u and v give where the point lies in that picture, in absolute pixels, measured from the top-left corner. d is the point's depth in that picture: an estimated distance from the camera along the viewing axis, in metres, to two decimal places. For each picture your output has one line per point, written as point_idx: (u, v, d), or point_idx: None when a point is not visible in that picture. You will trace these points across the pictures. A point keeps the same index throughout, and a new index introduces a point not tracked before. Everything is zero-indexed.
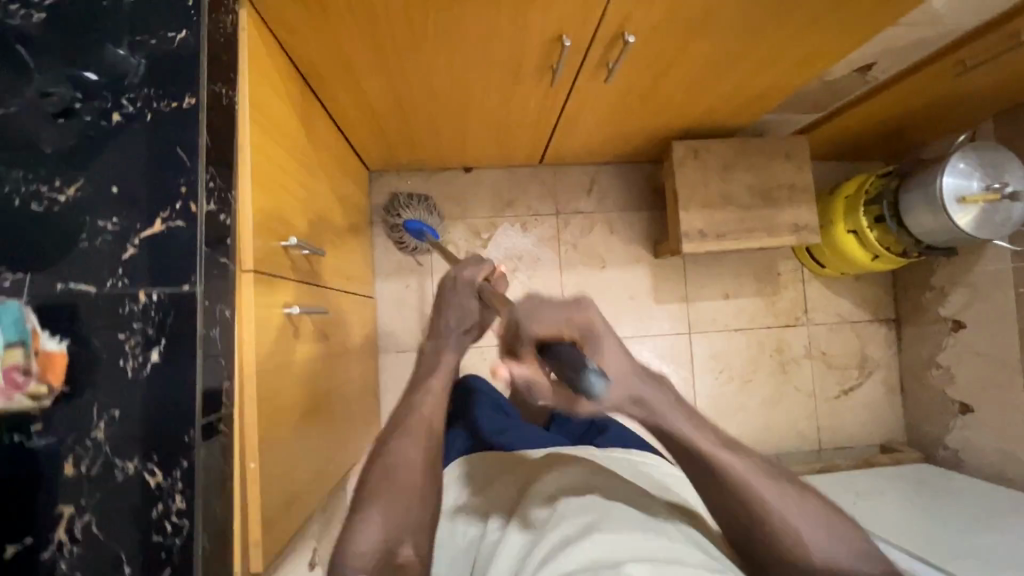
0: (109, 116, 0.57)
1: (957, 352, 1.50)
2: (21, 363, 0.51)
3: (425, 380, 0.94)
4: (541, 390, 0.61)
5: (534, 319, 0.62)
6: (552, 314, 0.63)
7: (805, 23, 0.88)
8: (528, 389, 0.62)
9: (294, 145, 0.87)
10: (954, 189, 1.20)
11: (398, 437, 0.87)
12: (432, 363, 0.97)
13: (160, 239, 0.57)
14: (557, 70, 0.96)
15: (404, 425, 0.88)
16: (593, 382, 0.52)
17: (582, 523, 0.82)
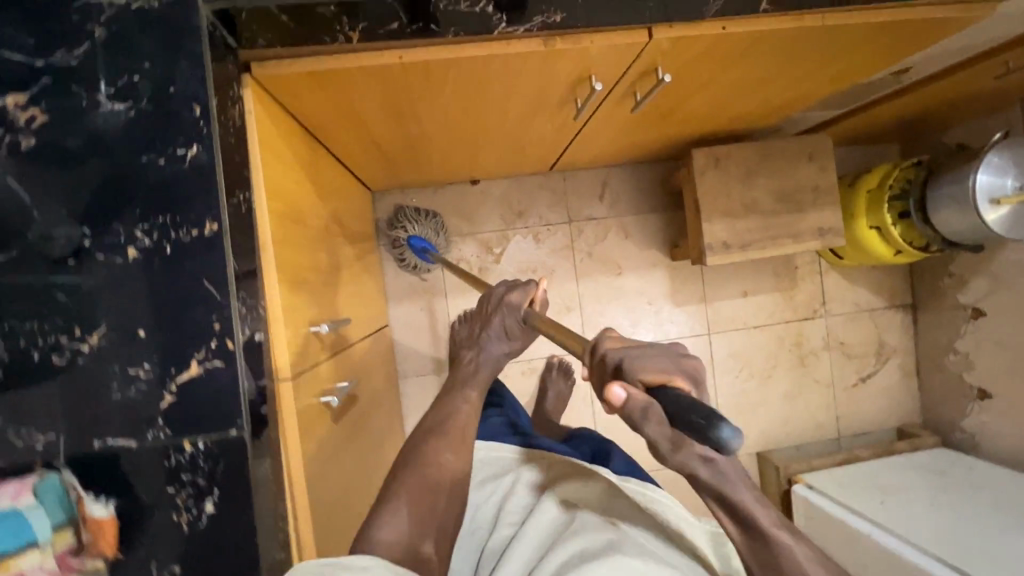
0: (123, 251, 0.51)
1: (975, 339, 1.50)
2: (73, 543, 0.52)
3: (458, 390, 0.83)
4: (655, 424, 0.43)
5: (651, 356, 0.46)
6: (666, 356, 0.46)
7: (850, 47, 0.82)
8: (636, 419, 0.44)
9: (308, 215, 0.81)
10: (987, 188, 1.17)
11: (423, 443, 0.75)
12: (470, 374, 0.85)
13: (198, 382, 0.52)
14: (582, 106, 0.88)
15: (438, 428, 0.77)
16: (724, 431, 0.37)
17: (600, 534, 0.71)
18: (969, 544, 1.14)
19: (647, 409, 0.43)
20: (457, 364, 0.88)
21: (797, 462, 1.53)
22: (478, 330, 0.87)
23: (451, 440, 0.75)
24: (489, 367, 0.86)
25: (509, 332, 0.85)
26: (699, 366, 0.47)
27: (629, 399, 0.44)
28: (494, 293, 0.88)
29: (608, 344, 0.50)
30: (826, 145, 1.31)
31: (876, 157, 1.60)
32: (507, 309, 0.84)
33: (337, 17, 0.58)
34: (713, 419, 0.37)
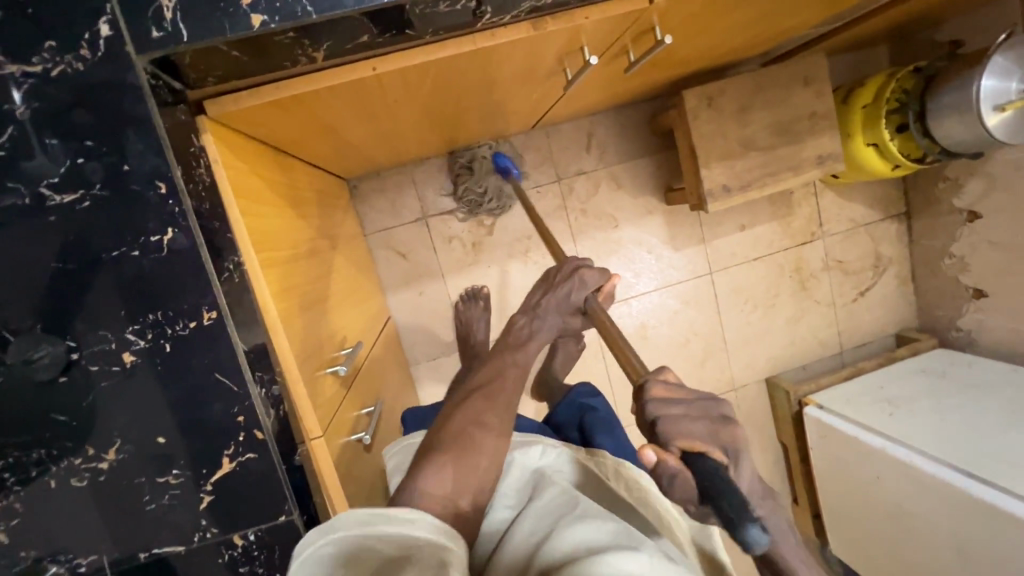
0: (119, 359, 0.47)
1: (969, 241, 1.52)
2: None
3: (507, 351, 0.74)
4: (678, 488, 0.42)
5: (689, 420, 0.44)
6: (701, 421, 0.45)
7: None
8: (664, 484, 0.43)
9: (294, 246, 0.75)
10: (989, 94, 1.13)
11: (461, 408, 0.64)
12: (522, 339, 0.77)
13: (235, 477, 0.50)
14: (571, 77, 0.81)
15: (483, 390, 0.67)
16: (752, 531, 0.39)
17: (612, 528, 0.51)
18: (975, 447, 1.20)
19: (676, 476, 0.42)
20: (507, 330, 0.79)
21: (806, 384, 1.58)
22: (537, 299, 0.83)
23: (496, 403, 0.65)
24: (540, 338, 0.78)
25: (570, 307, 0.82)
26: (734, 435, 0.45)
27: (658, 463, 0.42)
28: (564, 265, 0.87)
29: (653, 389, 0.46)
30: (820, 65, 1.24)
31: (866, 65, 1.52)
32: (577, 280, 0.83)
33: (297, 41, 0.49)
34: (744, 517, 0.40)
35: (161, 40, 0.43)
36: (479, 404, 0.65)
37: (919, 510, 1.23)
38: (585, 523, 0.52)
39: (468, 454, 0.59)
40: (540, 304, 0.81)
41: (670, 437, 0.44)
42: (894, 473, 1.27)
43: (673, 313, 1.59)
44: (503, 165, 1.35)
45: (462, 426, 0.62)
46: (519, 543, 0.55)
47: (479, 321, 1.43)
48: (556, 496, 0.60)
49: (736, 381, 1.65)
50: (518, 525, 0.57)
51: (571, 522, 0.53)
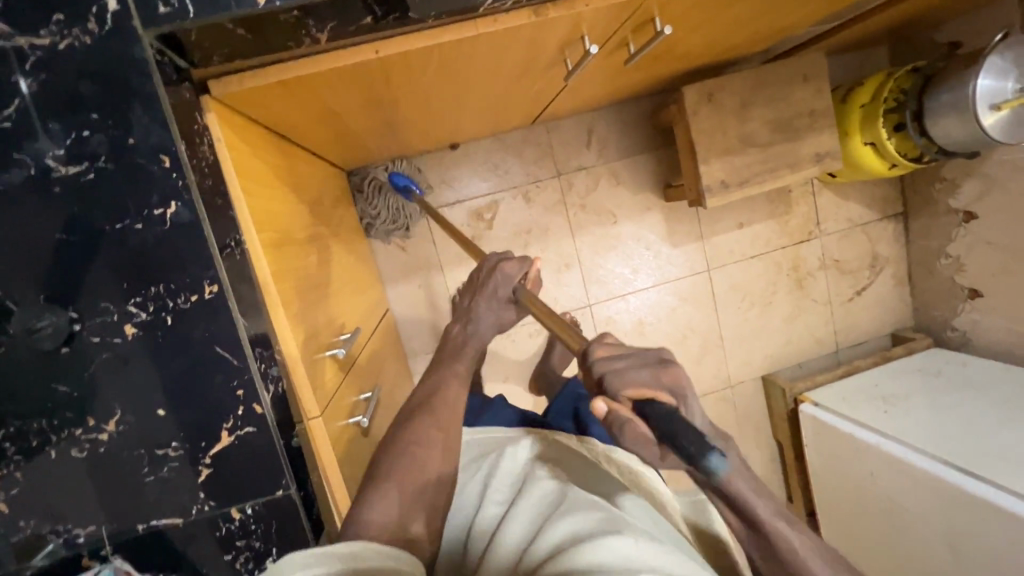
0: (121, 330, 0.47)
1: (966, 241, 1.53)
2: None
3: (446, 362, 0.75)
4: (633, 439, 0.42)
5: (631, 368, 0.44)
6: (645, 368, 0.44)
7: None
8: (617, 435, 0.43)
9: (294, 229, 0.75)
10: (987, 93, 1.14)
11: (418, 423, 0.65)
12: (458, 347, 0.76)
13: (234, 451, 0.51)
14: (572, 67, 0.82)
15: (429, 402, 0.68)
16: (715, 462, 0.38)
17: (600, 517, 0.53)
18: (968, 444, 1.21)
19: (627, 425, 0.42)
20: (443, 339, 0.78)
21: (802, 381, 1.59)
22: (466, 302, 0.79)
23: (438, 418, 0.66)
24: (478, 341, 0.77)
25: (501, 301, 0.77)
26: (676, 376, 0.43)
27: (609, 414, 0.43)
28: (485, 261, 0.81)
29: (596, 351, 0.47)
30: (819, 63, 1.25)
31: (865, 65, 1.53)
32: (500, 278, 0.77)
33: (302, 21, 0.50)
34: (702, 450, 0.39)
35: (168, 16, 0.44)
36: (425, 422, 0.66)
37: (912, 506, 1.24)
38: (571, 515, 0.53)
39: (416, 471, 0.61)
40: (470, 308, 0.78)
41: (616, 388, 0.43)
42: (889, 469, 1.28)
43: (671, 309, 1.60)
44: (402, 183, 1.28)
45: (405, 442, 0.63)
46: (508, 541, 0.56)
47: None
48: (543, 492, 0.61)
49: (732, 378, 1.66)
50: (508, 520, 0.58)
51: (558, 514, 0.55)
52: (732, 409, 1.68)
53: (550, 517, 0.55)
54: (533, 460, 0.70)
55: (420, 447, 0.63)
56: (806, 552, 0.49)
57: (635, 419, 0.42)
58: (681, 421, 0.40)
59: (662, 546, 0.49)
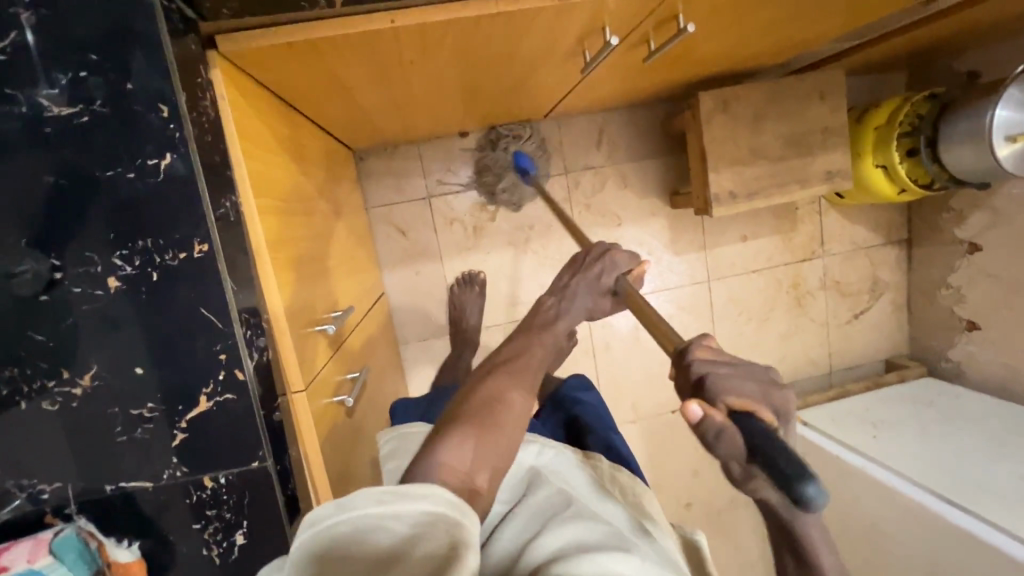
0: (104, 282, 0.46)
1: (968, 273, 1.52)
2: None
3: (536, 331, 0.70)
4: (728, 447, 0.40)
5: (736, 373, 0.42)
6: (751, 379, 0.42)
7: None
8: (709, 442, 0.41)
9: (293, 199, 0.73)
10: (1004, 124, 1.14)
11: (487, 380, 0.61)
12: (548, 321, 0.72)
13: (211, 417, 0.49)
14: (590, 59, 0.81)
15: (510, 364, 0.63)
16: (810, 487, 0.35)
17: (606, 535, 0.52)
18: (953, 474, 1.21)
19: (722, 430, 0.40)
20: (535, 309, 0.74)
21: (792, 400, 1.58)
22: (565, 280, 0.77)
23: (518, 378, 0.62)
24: (568, 321, 0.73)
25: (600, 288, 0.76)
26: (786, 396, 0.42)
27: (700, 418, 0.41)
28: (592, 249, 0.81)
29: (696, 351, 0.45)
30: (838, 80, 1.24)
31: (882, 88, 1.53)
32: (608, 262, 0.78)
33: None
34: (803, 474, 0.35)
35: None
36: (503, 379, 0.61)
37: (894, 533, 1.23)
38: (577, 523, 0.53)
39: (493, 427, 0.56)
40: (571, 286, 0.75)
41: (717, 390, 0.41)
42: (873, 495, 1.27)
43: (667, 316, 1.59)
44: (525, 164, 1.39)
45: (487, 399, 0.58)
46: (504, 544, 0.54)
47: (471, 307, 1.44)
48: (549, 498, 0.59)
49: None
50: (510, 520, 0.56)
51: (563, 520, 0.54)
52: None
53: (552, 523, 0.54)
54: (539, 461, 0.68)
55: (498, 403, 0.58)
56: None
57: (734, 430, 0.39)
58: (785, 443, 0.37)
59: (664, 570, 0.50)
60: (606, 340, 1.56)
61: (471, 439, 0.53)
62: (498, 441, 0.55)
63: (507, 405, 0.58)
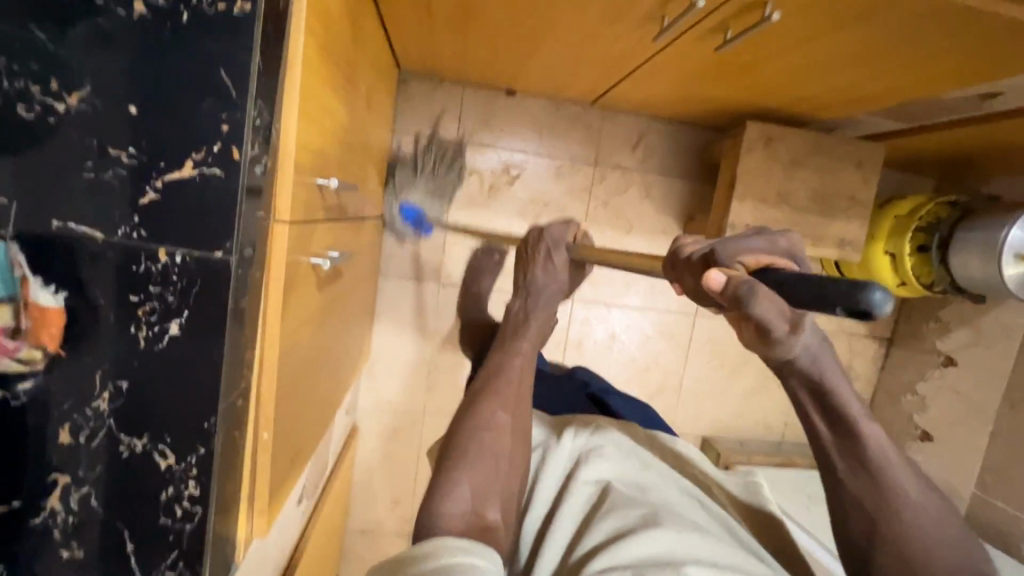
0: (128, 5, 0.43)
1: (936, 385, 1.55)
2: (10, 324, 0.45)
3: (511, 341, 0.79)
4: (763, 304, 0.45)
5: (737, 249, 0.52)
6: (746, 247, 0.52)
7: (943, 48, 0.79)
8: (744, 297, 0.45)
9: (340, 48, 0.71)
10: (1017, 243, 1.16)
11: (475, 404, 0.69)
12: (519, 325, 0.81)
13: (189, 188, 0.46)
14: (666, 27, 0.81)
15: (487, 385, 0.72)
16: (875, 295, 0.38)
17: (640, 514, 0.62)
18: None
19: (751, 283, 0.45)
20: (506, 317, 0.84)
21: (738, 453, 1.56)
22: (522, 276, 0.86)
23: (503, 399, 0.70)
24: (538, 313, 0.82)
25: (555, 265, 0.85)
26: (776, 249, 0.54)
27: (728, 282, 0.47)
28: (531, 235, 0.90)
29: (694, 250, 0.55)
30: (876, 156, 1.27)
31: (910, 186, 1.56)
32: (550, 241, 0.86)
33: None
34: (858, 285, 0.39)
35: None
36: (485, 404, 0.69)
37: None
38: (614, 513, 0.63)
39: (489, 459, 0.64)
40: (530, 281, 0.85)
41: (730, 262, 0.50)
42: None
43: (645, 336, 1.57)
44: (412, 216, 1.42)
45: (474, 428, 0.66)
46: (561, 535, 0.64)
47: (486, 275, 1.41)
48: (586, 486, 0.68)
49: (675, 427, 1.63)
50: (558, 519, 0.65)
51: (600, 518, 0.63)
52: None
53: (593, 519, 0.63)
54: (576, 446, 0.74)
55: (487, 431, 0.66)
56: (887, 450, 0.54)
57: (761, 283, 0.46)
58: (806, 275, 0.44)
59: (700, 538, 0.59)
60: (581, 337, 1.55)
61: (467, 480, 0.61)
62: (493, 466, 0.64)
63: (495, 425, 0.67)
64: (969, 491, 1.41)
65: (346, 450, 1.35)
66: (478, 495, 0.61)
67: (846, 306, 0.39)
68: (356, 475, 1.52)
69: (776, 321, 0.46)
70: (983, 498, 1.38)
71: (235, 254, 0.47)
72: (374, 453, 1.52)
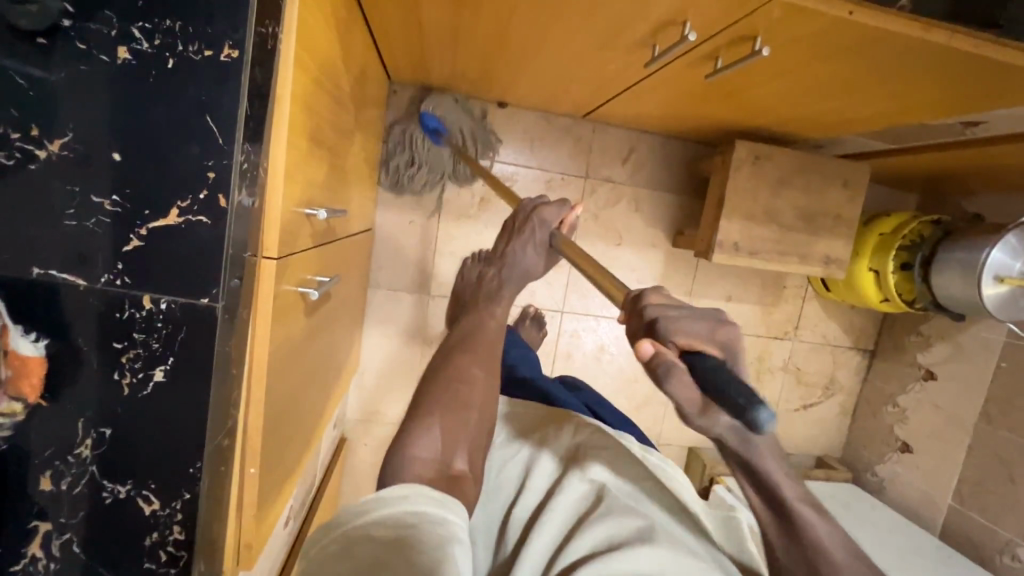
0: (113, 52, 0.43)
1: (917, 397, 1.58)
2: None
3: (483, 306, 0.76)
4: (678, 383, 0.42)
5: (684, 319, 0.45)
6: (700, 321, 0.44)
7: (926, 83, 0.80)
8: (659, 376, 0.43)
9: (330, 74, 0.70)
10: (996, 266, 1.18)
11: (451, 358, 0.68)
12: (495, 290, 0.78)
13: (175, 235, 0.46)
14: (658, 55, 0.82)
15: (463, 344, 0.70)
16: (765, 415, 0.37)
17: (634, 525, 0.61)
18: None
19: (672, 367, 0.42)
20: (478, 284, 0.80)
21: (724, 464, 1.58)
22: (502, 246, 0.81)
23: (476, 354, 0.68)
24: (513, 288, 0.79)
25: (538, 245, 0.79)
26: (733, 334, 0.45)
27: (655, 357, 0.43)
28: (524, 206, 0.82)
29: (650, 298, 0.48)
30: (861, 176, 1.29)
31: (894, 202, 1.59)
32: (538, 219, 0.78)
33: None
34: (753, 408, 0.37)
35: None
36: (463, 361, 0.67)
37: None
38: (606, 521, 0.61)
39: (458, 409, 0.63)
40: (505, 254, 0.79)
41: (668, 334, 0.44)
42: None
43: None
44: (432, 124, 1.35)
45: (449, 379, 0.65)
46: (544, 540, 0.61)
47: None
48: (578, 491, 0.67)
49: (661, 437, 1.64)
50: (545, 522, 0.62)
51: (594, 520, 0.62)
52: None
53: (583, 524, 0.62)
54: (573, 448, 0.74)
55: (460, 385, 0.64)
56: (825, 535, 0.51)
57: (683, 365, 0.42)
58: (732, 378, 0.40)
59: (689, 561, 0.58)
60: (570, 349, 1.55)
61: (438, 425, 0.60)
62: (462, 417, 0.62)
63: (467, 382, 0.65)
64: (946, 503, 1.45)
65: (334, 462, 1.34)
66: (446, 445, 0.59)
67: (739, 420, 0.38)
68: (343, 485, 1.52)
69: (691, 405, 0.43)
70: (959, 510, 1.42)
71: (223, 300, 0.47)
72: (361, 463, 1.51)
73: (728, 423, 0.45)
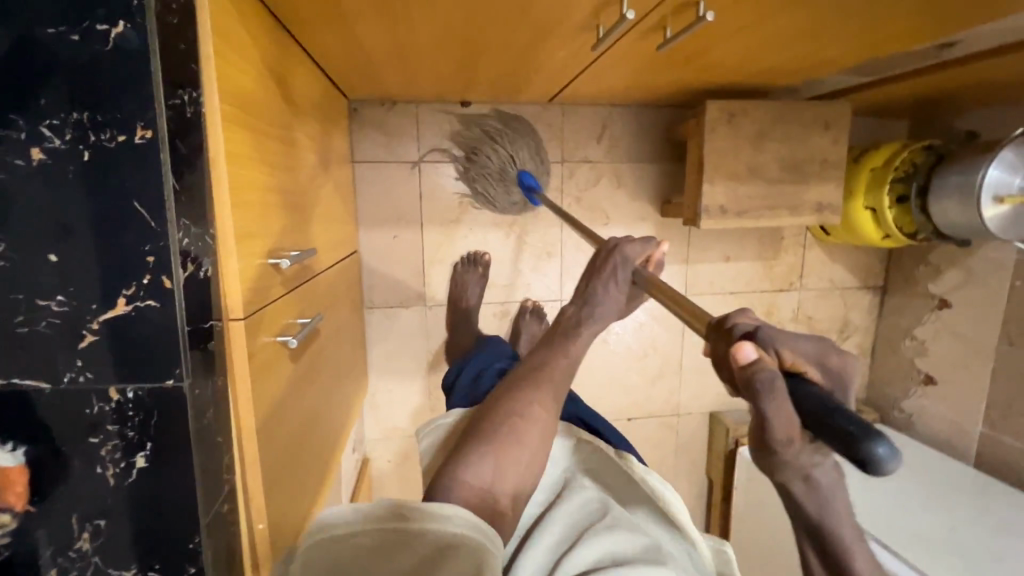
0: (26, 155, 0.44)
1: (934, 328, 1.54)
2: None
3: (559, 344, 0.76)
4: (778, 404, 0.40)
5: (793, 336, 0.43)
6: (809, 343, 0.43)
7: (890, 13, 0.76)
8: (756, 386, 0.40)
9: (271, 118, 0.69)
10: (993, 185, 1.15)
11: (518, 390, 0.71)
12: (573, 328, 0.77)
13: (127, 324, 0.46)
14: (603, 36, 0.79)
15: (521, 380, 0.73)
16: (884, 449, 0.35)
17: (640, 542, 0.62)
18: (893, 515, 1.21)
19: (774, 375, 0.39)
20: (558, 320, 0.79)
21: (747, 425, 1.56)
22: (584, 285, 0.80)
23: (542, 393, 0.71)
24: (591, 327, 0.77)
25: (619, 284, 0.77)
26: (847, 363, 0.42)
27: (754, 359, 0.41)
28: (605, 246, 0.80)
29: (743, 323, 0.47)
30: (842, 115, 1.24)
31: (884, 132, 1.53)
32: (619, 257, 0.77)
33: None
34: (870, 436, 0.36)
35: None
36: (527, 390, 0.71)
37: None
38: (612, 532, 0.63)
39: (516, 445, 0.66)
40: (589, 293, 0.78)
41: (775, 347, 0.42)
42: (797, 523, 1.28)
43: (639, 324, 1.57)
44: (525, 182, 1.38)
45: (510, 413, 0.68)
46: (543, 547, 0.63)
47: (473, 288, 1.43)
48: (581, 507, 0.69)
49: (681, 408, 1.64)
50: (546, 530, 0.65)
51: (602, 531, 0.63)
52: (673, 436, 1.66)
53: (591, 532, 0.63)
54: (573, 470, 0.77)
55: (521, 419, 0.68)
56: None
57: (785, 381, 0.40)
58: (840, 404, 0.39)
59: None
60: None
61: (492, 457, 0.63)
62: (518, 451, 0.65)
63: (525, 417, 0.68)
64: (976, 429, 1.43)
65: (360, 485, 1.37)
66: (496, 475, 0.62)
67: (856, 453, 0.36)
68: None
69: (783, 431, 0.40)
70: (991, 434, 1.39)
71: (185, 378, 0.47)
72: (389, 478, 1.54)
73: (810, 473, 0.43)
